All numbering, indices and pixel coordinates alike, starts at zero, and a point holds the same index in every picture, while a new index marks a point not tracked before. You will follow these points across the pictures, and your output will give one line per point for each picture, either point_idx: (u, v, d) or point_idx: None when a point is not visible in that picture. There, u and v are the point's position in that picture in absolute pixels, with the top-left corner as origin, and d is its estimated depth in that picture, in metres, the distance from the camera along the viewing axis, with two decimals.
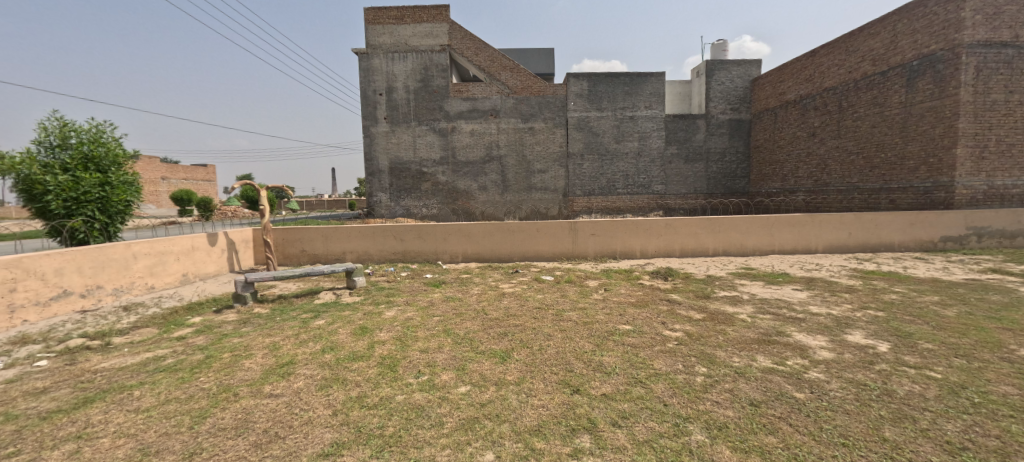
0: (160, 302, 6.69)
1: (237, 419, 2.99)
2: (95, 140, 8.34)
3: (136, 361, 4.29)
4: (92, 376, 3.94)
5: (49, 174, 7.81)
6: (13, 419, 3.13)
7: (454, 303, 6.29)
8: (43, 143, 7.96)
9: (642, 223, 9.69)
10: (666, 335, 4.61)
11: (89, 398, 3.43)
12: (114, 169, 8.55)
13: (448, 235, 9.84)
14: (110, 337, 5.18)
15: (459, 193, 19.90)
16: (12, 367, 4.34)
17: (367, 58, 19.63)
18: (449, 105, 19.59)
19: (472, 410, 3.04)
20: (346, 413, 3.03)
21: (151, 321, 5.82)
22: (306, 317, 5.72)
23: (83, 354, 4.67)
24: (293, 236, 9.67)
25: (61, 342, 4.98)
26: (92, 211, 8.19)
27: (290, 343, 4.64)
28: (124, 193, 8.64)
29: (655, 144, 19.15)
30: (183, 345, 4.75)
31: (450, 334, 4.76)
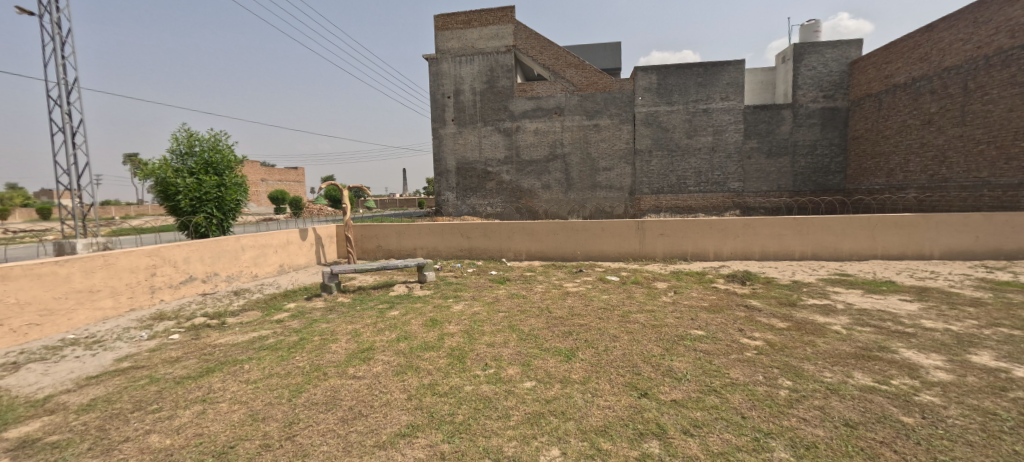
0: (262, 288, 7.63)
1: (327, 396, 3.33)
2: (214, 147, 9.68)
3: (245, 339, 4.94)
4: (212, 349, 4.61)
5: (180, 177, 9.23)
6: (156, 382, 3.77)
7: (519, 300, 6.41)
8: (175, 151, 9.39)
9: (717, 223, 9.08)
10: (744, 343, 4.30)
11: (210, 368, 4.02)
12: (228, 173, 9.87)
13: (513, 233, 10.02)
14: (225, 317, 6.02)
15: (522, 192, 20.11)
16: (154, 338, 5.20)
17: (437, 64, 20.58)
18: (513, 105, 19.85)
19: (538, 405, 3.09)
20: (420, 398, 3.23)
21: (255, 305, 6.68)
22: (382, 307, 6.20)
23: (205, 331, 5.47)
24: (370, 232, 10.46)
25: (188, 319, 5.87)
26: (211, 208, 9.49)
27: (369, 330, 5.06)
28: (235, 193, 9.94)
29: (732, 138, 17.83)
30: (281, 327, 5.37)
31: (515, 330, 4.87)
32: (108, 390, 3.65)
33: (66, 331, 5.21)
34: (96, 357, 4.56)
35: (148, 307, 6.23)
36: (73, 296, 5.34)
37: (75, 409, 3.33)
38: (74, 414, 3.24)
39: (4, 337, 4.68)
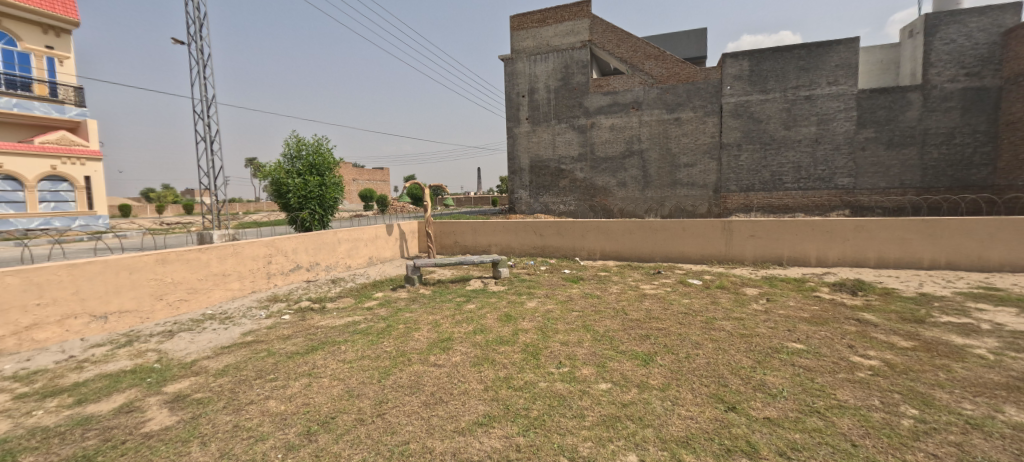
0: (355, 278, 8.42)
1: (411, 380, 3.58)
2: (317, 151, 10.85)
3: (342, 323, 5.50)
4: (315, 330, 5.20)
5: (290, 178, 10.50)
6: (273, 354, 4.35)
7: (593, 300, 6.30)
8: (287, 155, 10.70)
9: (822, 225, 8.07)
10: (854, 362, 3.79)
11: (314, 346, 4.54)
12: (328, 174, 11.00)
13: (586, 232, 9.86)
14: (324, 302, 6.76)
15: (596, 190, 19.67)
16: (270, 317, 6.01)
17: (512, 63, 20.93)
18: (588, 101, 19.48)
19: (613, 408, 3.02)
20: (496, 390, 3.34)
21: (349, 292, 7.40)
22: (460, 300, 6.50)
23: (309, 313, 6.19)
24: (448, 228, 10.99)
25: (296, 303, 6.69)
26: (314, 205, 10.67)
27: (448, 322, 5.33)
28: (334, 191, 11.05)
29: (841, 128, 15.69)
30: (371, 314, 5.89)
31: (590, 330, 4.80)
32: (237, 359, 4.29)
33: (206, 307, 6.22)
34: (227, 330, 5.39)
35: (265, 290, 7.18)
36: (211, 278, 6.35)
37: (214, 372, 3.96)
38: (214, 377, 3.86)
39: (164, 309, 5.72)
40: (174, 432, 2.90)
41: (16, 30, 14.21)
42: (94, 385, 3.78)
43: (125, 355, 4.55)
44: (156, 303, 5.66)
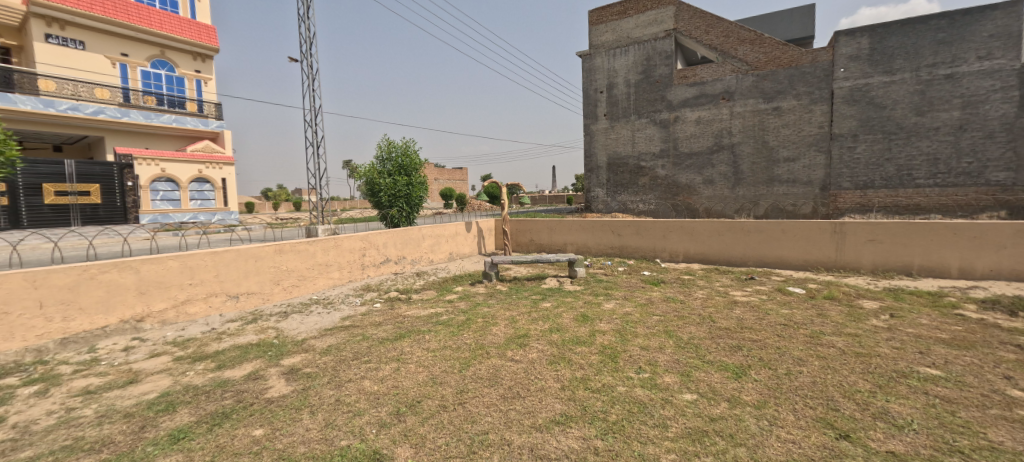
0: (437, 271, 8.93)
1: (489, 373, 3.71)
2: (406, 153, 11.66)
3: (426, 313, 5.87)
4: (403, 318, 5.62)
5: (381, 178, 11.43)
6: (367, 338, 4.80)
7: (675, 304, 5.95)
8: (379, 157, 11.66)
9: (969, 229, 6.70)
10: (1013, 397, 3.11)
11: (402, 334, 4.89)
12: (414, 174, 11.77)
13: (669, 232, 9.33)
14: (410, 293, 7.28)
15: (679, 188, 18.52)
16: (364, 304, 6.63)
17: (590, 59, 20.51)
18: (672, 94, 18.38)
19: (699, 422, 2.83)
20: (572, 390, 3.31)
21: (431, 285, 7.87)
22: (536, 298, 6.56)
23: (397, 302, 6.72)
24: (524, 226, 11.14)
25: (385, 292, 7.31)
26: (402, 204, 11.49)
27: (524, 318, 5.41)
28: (419, 190, 11.81)
29: (997, 111, 12.92)
30: (452, 307, 6.20)
31: (672, 336, 4.54)
32: (338, 341, 4.79)
33: (312, 293, 7.03)
34: (329, 315, 6.04)
35: (360, 280, 7.90)
36: (317, 267, 7.16)
37: (319, 351, 4.47)
38: (319, 355, 4.35)
39: (280, 293, 6.58)
40: (290, 399, 3.33)
41: (176, 59, 17.59)
42: (228, 354, 4.48)
43: (251, 331, 5.32)
44: (275, 287, 6.54)
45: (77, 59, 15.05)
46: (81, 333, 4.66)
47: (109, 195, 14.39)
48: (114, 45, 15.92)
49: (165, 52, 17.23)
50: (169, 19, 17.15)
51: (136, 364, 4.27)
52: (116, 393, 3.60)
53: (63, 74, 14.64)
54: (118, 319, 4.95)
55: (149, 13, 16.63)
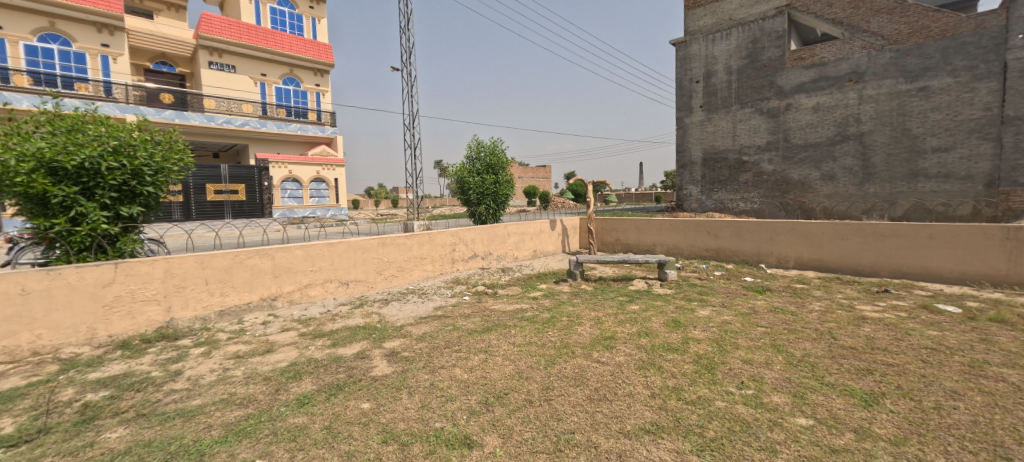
0: (521, 268, 9.10)
1: (575, 372, 3.68)
2: (493, 152, 12.05)
3: (512, 308, 6.01)
4: (490, 312, 5.84)
5: (471, 177, 11.96)
6: (458, 329, 5.07)
7: (784, 316, 5.31)
8: (469, 156, 12.21)
9: None
10: None
11: (489, 327, 5.07)
12: (501, 172, 12.12)
13: (777, 235, 8.35)
14: (497, 288, 7.53)
15: (790, 185, 16.44)
16: (454, 296, 7.02)
17: (685, 47, 19.17)
18: (783, 79, 16.37)
19: (817, 451, 2.49)
20: (664, 399, 3.14)
21: (517, 281, 8.05)
22: (622, 300, 6.34)
23: (484, 296, 7.00)
24: (610, 225, 10.83)
25: (473, 286, 7.65)
26: (489, 201, 11.89)
27: (611, 320, 5.26)
28: (506, 188, 12.13)
29: None
30: (537, 304, 6.27)
31: (781, 351, 4.06)
32: (431, 329, 5.13)
33: (408, 283, 7.62)
34: (423, 304, 6.53)
35: (450, 273, 8.36)
36: (413, 260, 7.74)
37: (415, 337, 4.84)
38: (415, 341, 4.71)
39: (382, 281, 7.25)
40: (391, 379, 3.66)
41: (301, 75, 20.36)
42: (341, 334, 5.06)
43: (358, 314, 5.95)
44: (378, 276, 7.21)
45: (231, 81, 18.27)
46: (233, 306, 5.63)
47: (251, 193, 17.10)
48: (257, 66, 18.96)
49: (294, 70, 20.09)
50: (295, 41, 19.89)
51: (271, 337, 5.04)
52: (257, 359, 4.28)
53: (222, 93, 17.88)
54: (259, 296, 5.88)
55: (281, 37, 19.41)
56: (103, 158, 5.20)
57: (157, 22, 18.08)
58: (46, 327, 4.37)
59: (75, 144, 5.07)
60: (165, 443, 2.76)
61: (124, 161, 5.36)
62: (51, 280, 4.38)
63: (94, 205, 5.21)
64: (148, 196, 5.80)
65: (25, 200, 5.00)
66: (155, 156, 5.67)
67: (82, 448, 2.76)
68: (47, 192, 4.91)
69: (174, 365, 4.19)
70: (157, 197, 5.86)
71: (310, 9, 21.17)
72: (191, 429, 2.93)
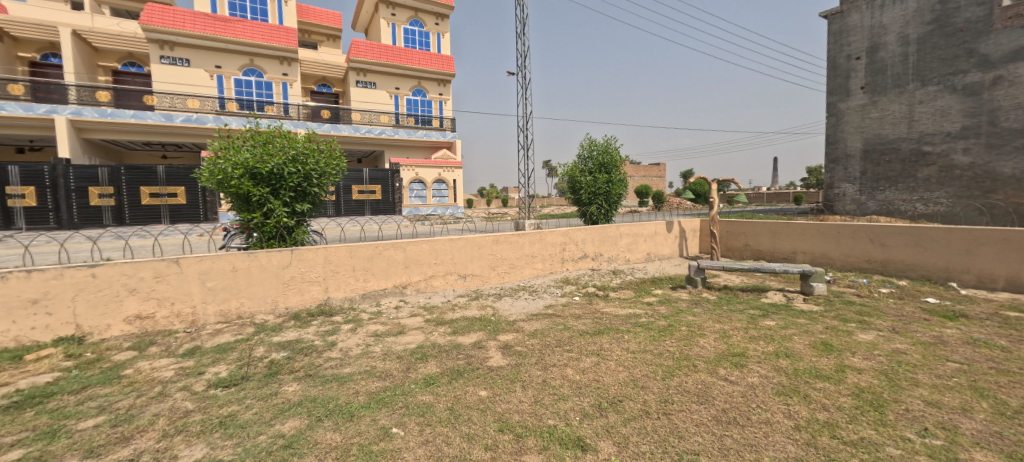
0: (634, 272, 8.70)
1: (699, 388, 3.37)
2: (606, 150, 11.73)
3: (624, 313, 5.79)
4: (601, 314, 5.71)
5: (582, 176, 11.82)
6: (569, 329, 5.05)
7: (988, 350, 4.12)
8: (581, 156, 12.09)
9: None
10: None
11: (601, 330, 4.95)
12: (614, 171, 11.76)
13: (977, 246, 6.52)
14: (608, 291, 7.34)
15: (999, 181, 12.69)
16: (564, 296, 7.03)
17: (841, 19, 16.17)
18: (989, 45, 12.72)
19: None
20: (812, 434, 2.70)
21: (629, 285, 7.72)
22: (754, 313, 5.62)
23: (595, 298, 6.86)
24: (738, 229, 9.66)
25: (583, 287, 7.57)
26: (601, 201, 11.61)
27: (740, 335, 4.70)
28: (619, 188, 11.75)
29: None
30: (652, 310, 5.92)
31: (986, 396, 3.16)
32: (543, 326, 5.22)
33: (519, 280, 7.85)
34: (535, 301, 6.70)
35: (560, 273, 8.37)
36: (525, 258, 7.94)
37: (527, 333, 4.97)
38: (528, 336, 4.84)
39: (495, 277, 7.61)
40: (505, 371, 3.82)
41: (427, 86, 22.51)
42: (460, 323, 5.46)
43: (475, 306, 6.35)
44: (492, 271, 7.59)
45: (372, 96, 21.11)
46: (373, 291, 6.49)
47: (385, 193, 19.48)
48: (392, 82, 21.57)
49: (421, 82, 22.33)
50: (423, 56, 22.04)
51: (403, 320, 5.69)
52: (392, 339, 4.86)
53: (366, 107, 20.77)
54: (392, 283, 6.66)
55: (412, 54, 21.68)
56: (285, 164, 6.46)
57: (321, 52, 21.73)
58: (246, 297, 5.61)
59: (268, 154, 6.39)
60: (325, 401, 3.30)
61: (298, 167, 6.57)
62: (250, 261, 5.59)
63: (278, 202, 6.47)
64: (314, 196, 6.99)
65: (236, 198, 6.47)
66: (320, 163, 6.82)
67: (270, 395, 3.46)
68: (249, 192, 6.29)
69: (331, 337, 4.99)
70: (320, 196, 7.02)
71: (435, 25, 23.59)
72: (344, 393, 3.46)
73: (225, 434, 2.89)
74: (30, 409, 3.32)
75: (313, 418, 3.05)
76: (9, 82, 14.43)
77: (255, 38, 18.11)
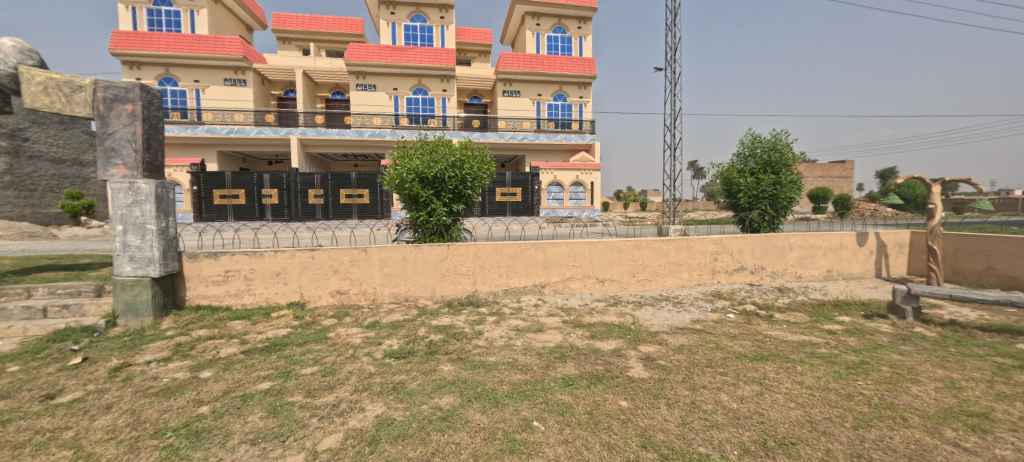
0: (807, 292, 7.26)
1: (910, 450, 2.64)
2: (774, 147, 10.11)
3: (796, 339, 4.88)
4: (765, 338, 4.91)
5: (741, 177, 10.39)
6: (722, 349, 4.49)
7: None
8: (740, 154, 10.65)
9: None
10: None
11: (765, 355, 4.27)
12: (784, 171, 10.04)
13: None
14: (772, 311, 6.29)
15: None
16: (716, 312, 6.29)
17: None
18: None
19: None
20: None
21: (802, 308, 6.48)
22: (1004, 362, 4.13)
23: (755, 318, 5.95)
24: (976, 246, 7.20)
25: (740, 304, 6.64)
26: (765, 205, 10.01)
27: (979, 389, 3.52)
28: (790, 190, 9.97)
29: None
30: (836, 340, 4.85)
31: None
32: (690, 342, 4.76)
33: (662, 289, 7.28)
34: (680, 314, 6.15)
35: (709, 285, 7.46)
36: (669, 266, 7.32)
37: (671, 347, 4.61)
38: (672, 351, 4.47)
39: (635, 284, 7.23)
40: (647, 385, 3.60)
41: (568, 90, 22.80)
42: (598, 328, 5.36)
43: (613, 313, 6.16)
44: (631, 278, 7.23)
45: (517, 104, 22.42)
46: (514, 288, 6.85)
47: (525, 195, 20.38)
48: (535, 88, 22.49)
49: (562, 87, 22.71)
50: (566, 61, 22.38)
51: (541, 318, 5.87)
52: (532, 335, 5.07)
53: (511, 115, 22.17)
54: (532, 282, 6.92)
55: (555, 60, 22.25)
56: (446, 169, 7.34)
57: (474, 67, 23.97)
58: (412, 284, 6.53)
59: (433, 161, 7.33)
60: (474, 384, 3.63)
61: (456, 171, 7.39)
62: (416, 253, 6.49)
63: (439, 203, 7.36)
64: (467, 198, 7.75)
65: (407, 199, 7.57)
66: (474, 168, 7.55)
67: (430, 371, 3.96)
68: (418, 194, 7.30)
69: (478, 326, 5.46)
70: (473, 198, 7.75)
71: (578, 29, 23.85)
72: (490, 379, 3.74)
73: (397, 397, 3.42)
74: (274, 353, 4.47)
75: (465, 398, 3.37)
76: (266, 113, 19.70)
77: (424, 61, 20.96)
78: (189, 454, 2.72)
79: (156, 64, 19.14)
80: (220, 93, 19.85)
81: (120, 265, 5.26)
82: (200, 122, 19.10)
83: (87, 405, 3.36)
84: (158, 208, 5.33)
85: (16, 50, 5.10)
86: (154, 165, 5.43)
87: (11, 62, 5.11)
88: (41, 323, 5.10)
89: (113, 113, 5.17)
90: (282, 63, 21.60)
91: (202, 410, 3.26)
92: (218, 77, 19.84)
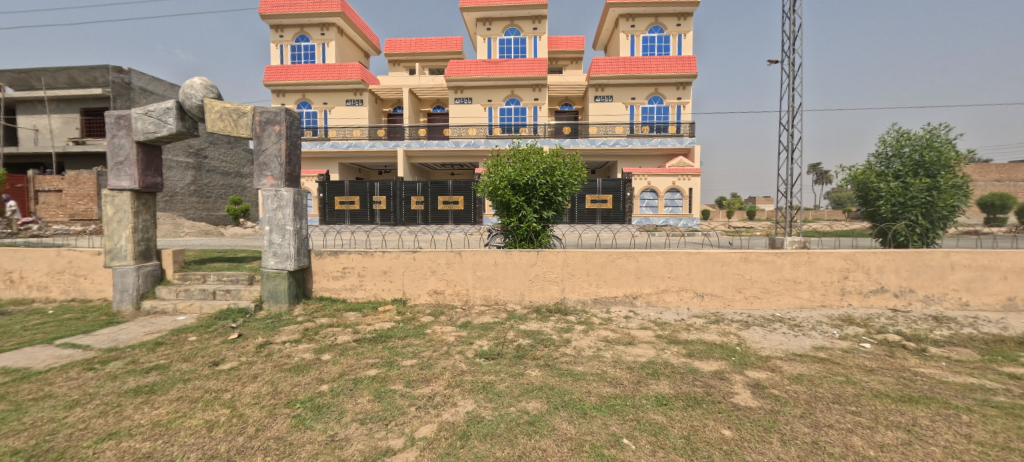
0: (977, 324, 5.85)
1: None
2: (930, 145, 8.40)
3: (959, 381, 3.97)
4: (914, 376, 4.07)
5: (883, 181, 8.82)
6: (856, 384, 3.83)
7: None
8: (881, 154, 9.07)
9: None
10: None
11: (913, 396, 3.54)
12: (943, 173, 8.26)
13: None
14: (926, 344, 5.20)
15: None
16: (846, 340, 5.42)
17: None
18: None
19: None
20: None
21: (970, 344, 5.25)
22: None
23: (900, 351, 4.98)
24: None
25: (880, 332, 5.60)
26: (915, 215, 8.31)
27: None
28: (952, 197, 8.13)
29: None
30: (1021, 388, 3.83)
31: None
32: (812, 372, 4.15)
33: (775, 309, 6.45)
34: (797, 339, 5.39)
35: (837, 308, 6.39)
36: (782, 283, 6.46)
37: (787, 375, 4.06)
38: (788, 379, 3.95)
39: (740, 301, 6.52)
40: (756, 415, 3.22)
41: (665, 92, 21.60)
42: (696, 346, 4.94)
43: (714, 331, 5.65)
44: (737, 294, 6.53)
45: (609, 109, 21.93)
46: (604, 297, 6.65)
47: (616, 203, 19.61)
48: (628, 92, 21.81)
49: (658, 88, 21.60)
50: (663, 61, 21.22)
51: (633, 331, 5.62)
52: (622, 348, 4.87)
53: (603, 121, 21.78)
54: (623, 293, 6.64)
55: (652, 61, 21.26)
56: (538, 176, 7.45)
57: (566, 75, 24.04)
58: (501, 287, 6.72)
59: (526, 167, 7.48)
60: (562, 392, 3.59)
61: (548, 178, 7.47)
62: (506, 258, 6.69)
63: (530, 209, 7.48)
64: (558, 205, 7.78)
65: (500, 205, 7.82)
66: (565, 175, 7.58)
67: (518, 375, 4.03)
68: (509, 200, 7.51)
69: (566, 334, 5.41)
70: (563, 205, 7.76)
71: (677, 27, 22.54)
72: (579, 389, 3.68)
73: (486, 397, 3.54)
74: (380, 344, 4.95)
75: (552, 405, 3.36)
76: (378, 128, 22.04)
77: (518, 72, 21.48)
78: (312, 424, 3.12)
79: (297, 91, 22.71)
80: (343, 113, 22.80)
81: (267, 259, 6.28)
82: (326, 138, 22.09)
83: (240, 373, 4.07)
84: (295, 212, 6.25)
85: (202, 86, 6.35)
86: (293, 176, 6.39)
87: (198, 96, 6.32)
88: (213, 303, 6.32)
89: (266, 133, 6.24)
90: (393, 82, 24.06)
91: (323, 388, 3.73)
92: (342, 98, 22.88)
